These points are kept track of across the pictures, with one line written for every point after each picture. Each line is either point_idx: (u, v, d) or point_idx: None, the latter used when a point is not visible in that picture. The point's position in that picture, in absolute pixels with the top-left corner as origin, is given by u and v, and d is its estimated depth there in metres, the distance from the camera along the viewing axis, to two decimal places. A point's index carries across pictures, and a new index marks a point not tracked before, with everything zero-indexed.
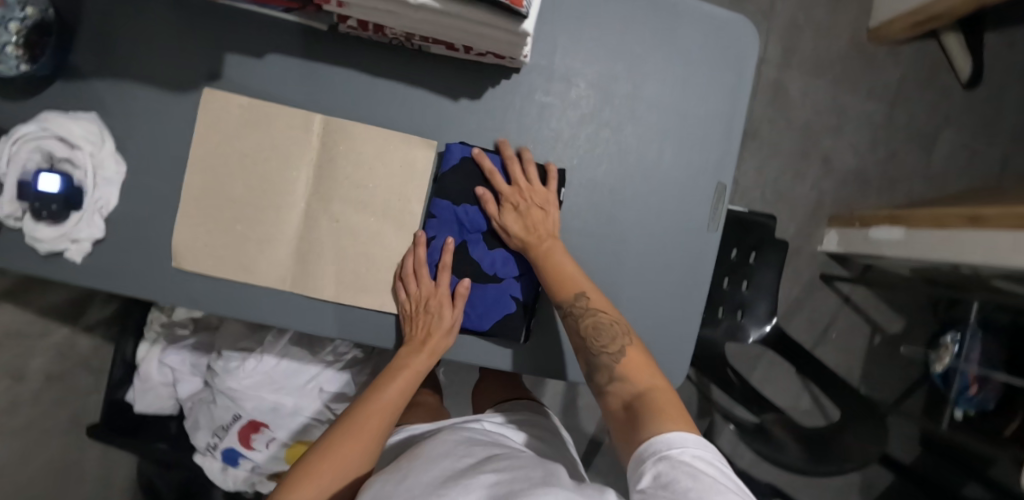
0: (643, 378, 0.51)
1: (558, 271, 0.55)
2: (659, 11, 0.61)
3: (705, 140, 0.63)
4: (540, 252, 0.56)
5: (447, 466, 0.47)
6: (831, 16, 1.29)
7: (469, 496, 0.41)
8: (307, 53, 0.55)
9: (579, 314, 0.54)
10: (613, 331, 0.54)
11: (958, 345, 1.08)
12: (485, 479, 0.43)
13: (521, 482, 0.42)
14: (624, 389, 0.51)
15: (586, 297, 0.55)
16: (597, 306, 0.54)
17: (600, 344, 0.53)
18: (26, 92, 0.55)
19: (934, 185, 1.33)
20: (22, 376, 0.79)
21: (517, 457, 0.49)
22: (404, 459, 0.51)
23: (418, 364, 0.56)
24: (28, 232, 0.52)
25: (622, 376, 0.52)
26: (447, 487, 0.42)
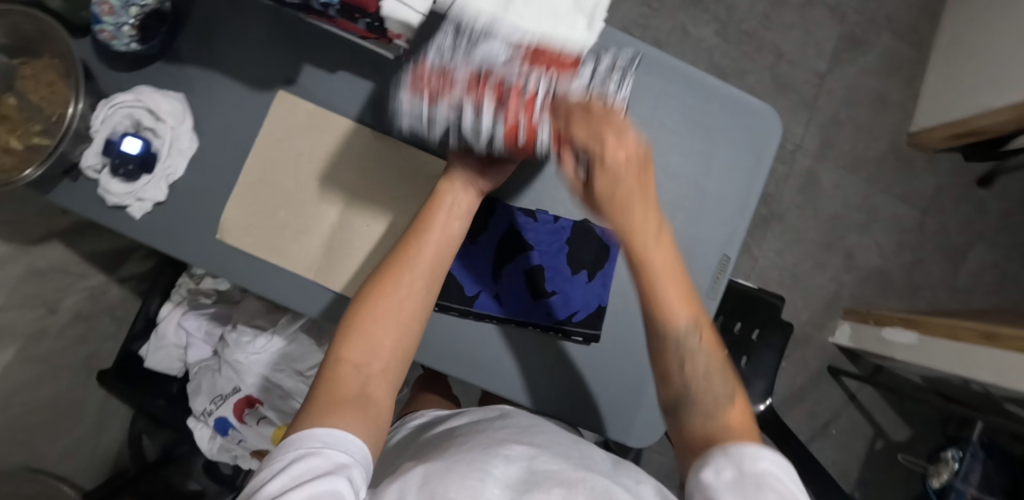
0: (739, 426, 0.44)
1: (671, 282, 0.47)
2: (692, 90, 0.66)
3: (718, 215, 0.67)
4: (648, 250, 0.46)
5: (488, 438, 0.50)
6: (873, 118, 1.32)
7: (511, 464, 0.45)
8: (372, 76, 0.62)
9: (681, 335, 0.47)
10: (730, 387, 0.46)
11: (957, 463, 1.06)
12: (523, 450, 0.47)
13: (558, 463, 0.46)
14: (710, 426, 0.45)
15: (695, 321, 0.47)
16: (702, 332, 0.47)
17: (708, 389, 0.46)
18: (128, 67, 0.63)
19: (959, 300, 1.31)
20: (55, 309, 0.87)
21: (551, 434, 0.53)
22: (445, 439, 0.54)
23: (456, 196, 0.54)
24: (103, 184, 0.60)
25: (716, 416, 0.45)
26: (489, 454, 0.45)
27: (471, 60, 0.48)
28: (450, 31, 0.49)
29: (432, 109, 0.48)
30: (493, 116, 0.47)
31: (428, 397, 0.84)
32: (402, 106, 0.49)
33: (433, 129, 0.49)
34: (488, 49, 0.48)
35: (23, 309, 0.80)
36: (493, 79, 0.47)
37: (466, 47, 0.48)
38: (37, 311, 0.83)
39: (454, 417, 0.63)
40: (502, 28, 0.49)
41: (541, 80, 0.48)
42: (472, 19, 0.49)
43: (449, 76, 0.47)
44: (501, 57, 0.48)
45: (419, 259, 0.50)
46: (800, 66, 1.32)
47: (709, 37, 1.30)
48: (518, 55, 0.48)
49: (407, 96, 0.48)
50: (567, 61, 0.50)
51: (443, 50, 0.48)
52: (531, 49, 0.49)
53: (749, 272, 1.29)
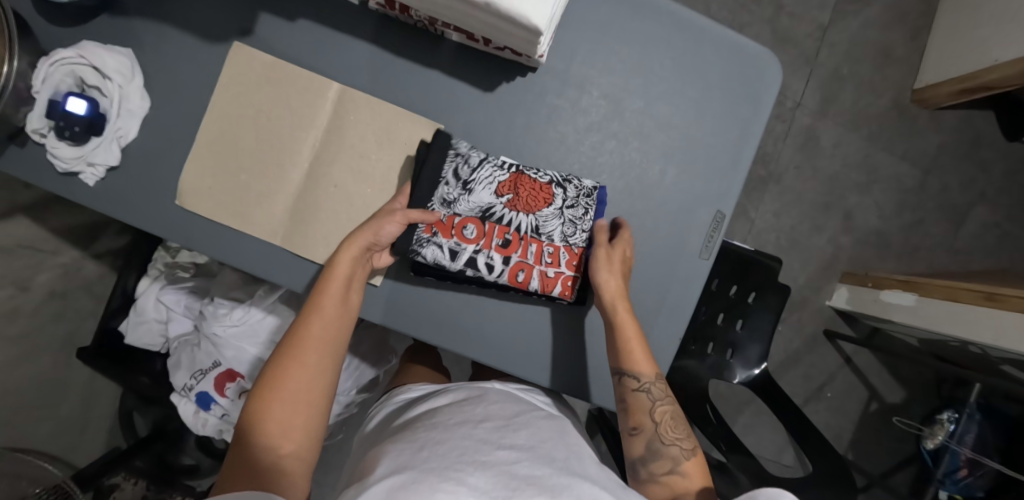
0: (695, 477, 0.54)
1: (641, 348, 0.58)
2: (685, 36, 0.62)
3: (711, 168, 0.63)
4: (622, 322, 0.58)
5: (465, 433, 0.48)
6: (876, 73, 1.27)
7: (489, 473, 0.43)
8: (335, 24, 0.58)
9: (647, 399, 0.57)
10: (681, 424, 0.57)
11: (953, 424, 1.06)
12: (502, 455, 0.46)
13: (542, 466, 0.46)
14: (678, 482, 0.54)
15: (654, 386, 0.58)
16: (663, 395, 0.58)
17: (671, 434, 0.56)
18: (72, 21, 0.58)
19: (958, 261, 1.29)
20: (27, 287, 0.84)
21: (536, 427, 0.52)
22: (421, 425, 0.52)
23: (354, 268, 0.55)
24: (50, 148, 0.55)
25: (682, 469, 0.54)
26: (465, 463, 0.43)
27: (472, 208, 0.57)
28: (450, 176, 0.57)
29: (453, 246, 0.56)
30: (502, 253, 0.57)
31: (415, 366, 0.82)
32: (422, 245, 0.56)
33: (459, 262, 0.57)
34: (483, 195, 0.56)
35: None
36: (495, 224, 0.57)
37: (466, 196, 0.56)
38: (7, 290, 0.80)
39: (436, 395, 0.62)
40: (487, 176, 0.57)
41: (527, 220, 0.57)
42: (467, 165, 0.57)
43: (459, 221, 0.57)
44: (492, 205, 0.56)
45: (319, 334, 0.52)
46: (801, 19, 1.25)
47: None
48: (505, 201, 0.57)
49: (425, 238, 0.56)
50: (541, 191, 0.58)
51: (447, 199, 0.56)
52: (512, 193, 0.57)
53: (745, 236, 1.26)
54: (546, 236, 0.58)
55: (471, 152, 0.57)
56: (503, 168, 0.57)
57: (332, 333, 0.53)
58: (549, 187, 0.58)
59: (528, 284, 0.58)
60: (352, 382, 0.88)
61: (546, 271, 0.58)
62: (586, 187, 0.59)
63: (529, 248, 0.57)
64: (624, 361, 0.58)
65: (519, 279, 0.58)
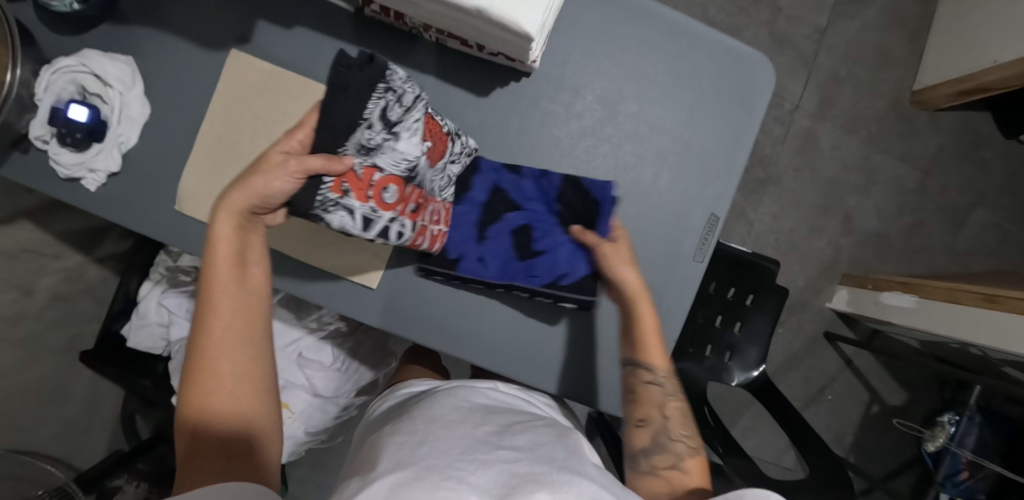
0: (697, 476, 0.56)
1: (654, 340, 0.60)
2: (678, 39, 0.62)
3: (705, 171, 0.64)
4: (642, 309, 0.60)
5: (465, 432, 0.48)
6: (874, 75, 1.27)
7: (489, 470, 0.43)
8: (331, 31, 0.58)
9: (656, 390, 0.60)
10: (689, 422, 0.60)
11: (953, 427, 1.04)
12: (501, 454, 0.46)
13: (543, 464, 0.45)
14: (680, 478, 0.55)
15: (665, 379, 0.60)
16: (672, 392, 0.60)
17: (677, 431, 0.58)
18: (74, 29, 0.59)
19: (959, 262, 1.28)
20: (31, 291, 0.85)
21: (535, 431, 0.52)
22: (421, 423, 0.52)
23: (244, 239, 0.53)
24: (52, 155, 0.56)
25: (686, 466, 0.56)
26: (465, 460, 0.44)
27: (397, 163, 0.48)
28: (377, 119, 0.46)
29: (367, 212, 0.49)
30: (413, 219, 0.52)
31: (413, 368, 0.82)
32: (328, 207, 0.48)
33: (372, 232, 0.50)
34: (410, 144, 0.48)
35: None
36: (415, 187, 0.51)
37: (391, 143, 0.47)
38: (11, 293, 0.81)
39: (432, 394, 0.61)
40: (416, 115, 0.48)
41: (431, 177, 0.53)
42: (399, 107, 0.47)
43: (380, 181, 0.48)
44: (417, 154, 0.49)
45: (225, 326, 0.51)
46: (798, 21, 1.25)
47: None
48: (427, 149, 0.50)
49: (333, 199, 0.47)
50: (442, 141, 0.54)
51: (368, 147, 0.47)
52: (432, 142, 0.51)
53: (744, 238, 1.26)
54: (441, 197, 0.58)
55: (407, 88, 0.48)
56: (424, 106, 0.50)
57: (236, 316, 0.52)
58: (448, 136, 0.55)
59: (420, 246, 0.56)
60: (352, 385, 0.88)
61: (433, 229, 0.56)
62: (471, 146, 0.59)
63: (427, 209, 0.55)
64: (638, 353, 0.60)
65: (420, 245, 0.56)
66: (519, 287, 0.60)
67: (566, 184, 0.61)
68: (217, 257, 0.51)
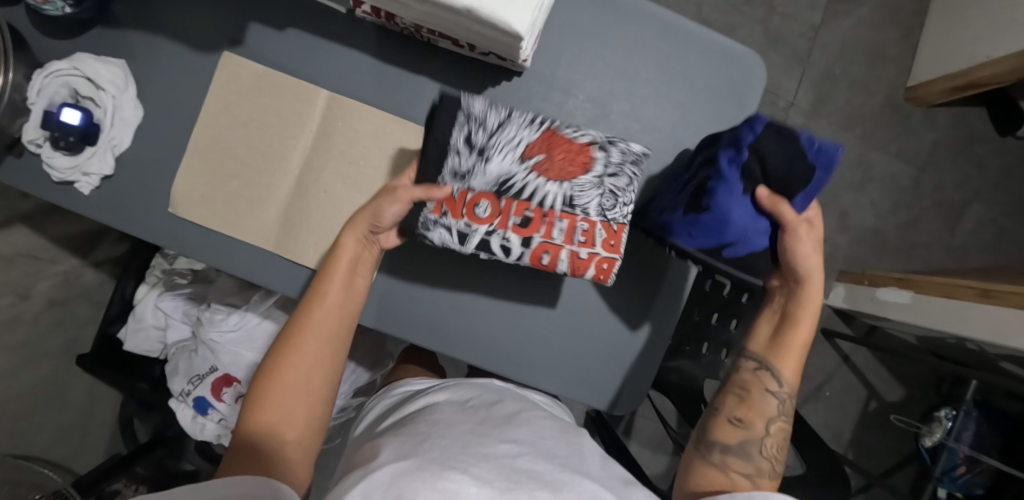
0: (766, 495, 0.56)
1: (797, 352, 0.59)
2: (669, 38, 0.62)
3: None
4: (806, 298, 0.58)
5: (469, 427, 0.47)
6: (869, 72, 1.27)
7: (490, 465, 0.42)
8: (324, 33, 0.59)
9: (769, 396, 0.59)
10: (783, 449, 0.58)
11: (950, 422, 1.06)
12: (504, 448, 0.45)
13: (545, 462, 0.45)
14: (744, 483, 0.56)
15: (784, 394, 0.59)
16: (784, 411, 0.59)
17: (770, 451, 0.57)
18: (67, 33, 0.59)
19: (955, 258, 1.29)
20: (27, 295, 0.86)
21: (537, 424, 0.50)
22: (421, 421, 0.51)
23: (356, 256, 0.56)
24: (45, 158, 0.56)
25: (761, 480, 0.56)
26: (467, 455, 0.43)
27: (489, 181, 0.51)
28: (462, 145, 0.51)
29: (463, 227, 0.52)
30: (519, 234, 0.51)
31: (408, 367, 0.83)
32: (430, 226, 0.53)
33: (470, 246, 0.52)
34: (501, 164, 0.51)
35: None
36: (512, 200, 0.51)
37: (482, 166, 0.51)
38: (8, 298, 0.81)
39: (429, 392, 0.61)
40: (511, 135, 0.51)
41: (558, 190, 0.51)
42: (483, 132, 0.51)
43: (471, 198, 0.51)
44: (515, 171, 0.51)
45: (319, 321, 0.54)
46: (792, 19, 1.25)
47: None
48: (532, 165, 0.51)
49: (433, 219, 0.52)
50: (578, 154, 0.52)
51: (461, 172, 0.51)
52: (542, 153, 0.51)
53: None
54: (580, 210, 0.51)
55: (485, 116, 0.51)
56: (533, 126, 0.52)
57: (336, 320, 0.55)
58: (587, 149, 0.52)
59: (555, 267, 0.52)
60: (348, 386, 0.89)
61: (577, 252, 0.51)
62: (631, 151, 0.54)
63: (556, 224, 0.51)
64: (778, 359, 0.59)
65: (543, 261, 0.52)
66: (675, 241, 0.54)
67: (773, 133, 0.49)
68: (340, 260, 0.55)
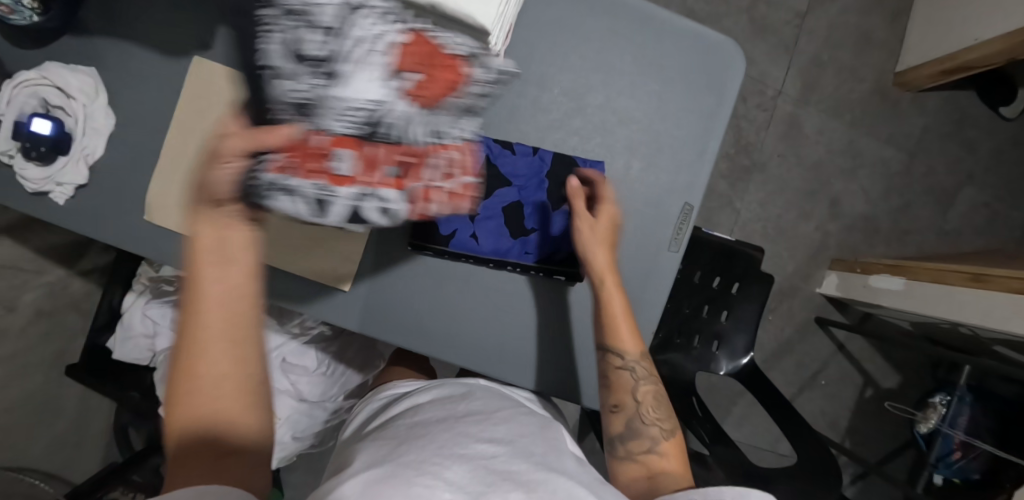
0: (672, 459, 0.56)
1: (623, 322, 0.58)
2: (643, 27, 0.62)
3: (676, 161, 0.64)
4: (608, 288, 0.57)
5: (446, 428, 0.47)
6: (856, 57, 1.26)
7: (466, 465, 0.41)
8: None
9: (624, 374, 0.58)
10: (664, 406, 0.58)
11: (944, 408, 1.06)
12: (480, 448, 0.44)
13: (519, 460, 0.44)
14: (655, 461, 0.55)
15: (639, 364, 0.58)
16: (647, 374, 0.59)
17: (652, 415, 0.57)
18: (36, 43, 0.59)
19: (949, 243, 1.28)
20: (14, 307, 0.86)
21: (515, 422, 0.50)
22: (402, 423, 0.50)
23: (218, 219, 0.40)
24: (18, 170, 0.56)
25: (661, 449, 0.56)
26: (444, 455, 0.41)
27: (353, 119, 0.40)
28: (295, 64, 0.40)
29: (322, 189, 0.42)
30: (396, 189, 0.43)
31: (396, 367, 0.83)
32: (269, 193, 0.41)
33: (331, 216, 0.43)
34: (373, 88, 0.40)
35: None
36: (375, 145, 0.42)
37: (325, 90, 0.40)
38: None
39: (416, 393, 0.60)
40: (362, 38, 0.39)
41: (422, 122, 0.43)
42: (319, 34, 0.39)
43: (326, 146, 0.41)
44: (384, 101, 0.40)
45: (215, 302, 0.39)
46: (778, 6, 1.24)
47: None
48: (404, 86, 0.41)
49: (274, 181, 0.40)
50: (444, 73, 0.43)
51: (308, 105, 0.40)
52: (410, 72, 0.41)
53: (731, 227, 1.25)
54: (447, 140, 0.46)
55: (309, 7, 0.39)
56: (392, 22, 0.39)
57: (233, 300, 0.40)
58: (456, 63, 0.43)
59: (431, 212, 0.46)
60: (338, 388, 0.89)
61: (443, 186, 0.46)
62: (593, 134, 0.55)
63: (431, 166, 0.45)
64: (609, 338, 0.58)
65: (424, 212, 0.46)
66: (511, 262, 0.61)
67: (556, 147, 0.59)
68: (203, 244, 0.39)
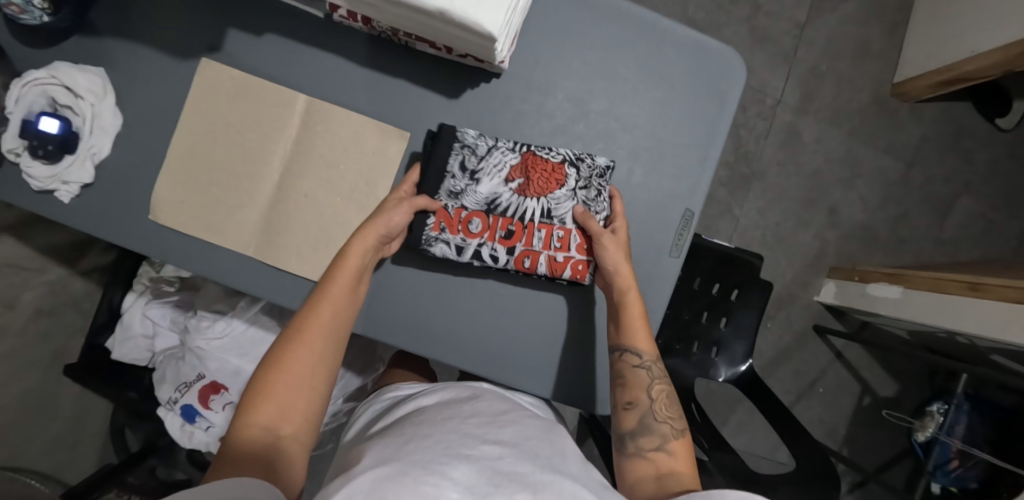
0: (682, 460, 0.54)
1: (639, 324, 0.59)
2: (646, 36, 0.63)
3: (677, 167, 0.65)
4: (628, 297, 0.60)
5: (453, 429, 0.47)
6: (855, 68, 1.28)
7: (472, 467, 0.41)
8: (302, 38, 0.59)
9: (639, 372, 0.58)
10: (676, 405, 0.58)
11: (942, 416, 1.07)
12: (487, 449, 0.44)
13: (526, 463, 0.44)
14: (663, 460, 0.54)
15: (653, 364, 0.59)
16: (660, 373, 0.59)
17: (665, 413, 0.56)
18: (45, 42, 0.60)
19: (946, 252, 1.29)
20: (14, 304, 0.86)
21: (522, 424, 0.50)
22: (407, 424, 0.50)
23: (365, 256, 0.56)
24: (24, 168, 0.56)
25: (670, 448, 0.55)
26: (450, 456, 0.42)
27: (479, 201, 0.58)
28: (458, 172, 0.58)
29: (460, 242, 0.58)
30: (506, 244, 0.58)
31: (395, 370, 0.83)
32: (431, 242, 0.58)
33: (467, 258, 0.59)
34: (490, 185, 0.58)
35: None
36: (500, 216, 0.58)
37: (472, 187, 0.58)
38: None
39: (421, 396, 0.60)
40: (496, 161, 0.59)
41: (536, 205, 0.59)
42: (473, 157, 0.58)
43: (465, 216, 0.58)
44: (499, 193, 0.58)
45: (326, 321, 0.53)
46: (778, 16, 1.26)
47: None
48: (515, 187, 0.58)
49: (434, 235, 0.58)
50: (553, 174, 0.59)
51: (456, 192, 0.58)
52: (522, 177, 0.59)
53: (730, 234, 1.26)
54: (558, 219, 0.59)
55: (477, 142, 0.59)
56: (513, 152, 0.59)
57: (333, 323, 0.53)
58: (562, 167, 0.59)
59: (534, 269, 0.59)
60: (337, 392, 0.89)
61: (555, 255, 0.59)
62: (599, 165, 0.61)
63: (537, 234, 0.59)
64: (627, 338, 0.59)
65: (526, 265, 0.59)
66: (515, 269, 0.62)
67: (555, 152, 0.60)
68: (344, 268, 0.54)
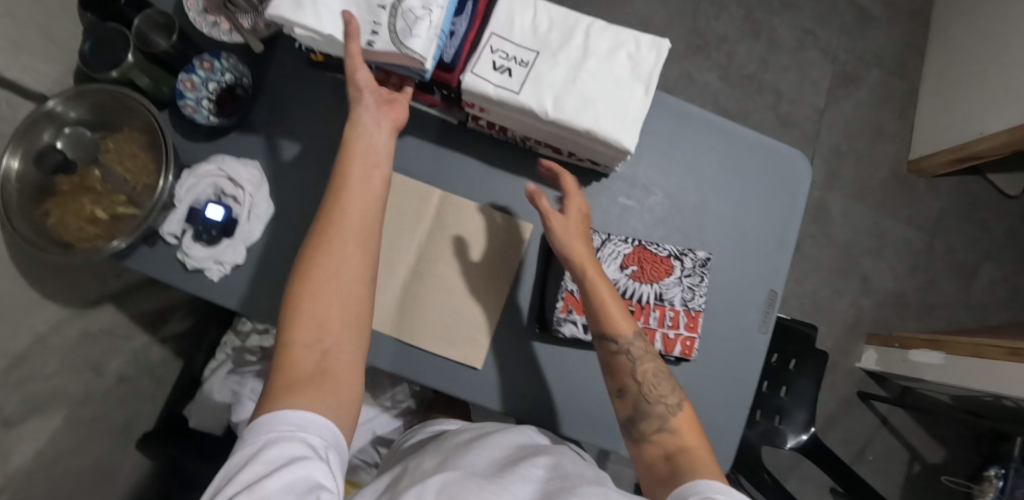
0: (690, 435, 0.52)
1: (615, 307, 0.57)
2: (727, 140, 0.72)
3: (761, 253, 0.72)
4: (592, 278, 0.58)
5: (503, 451, 0.48)
6: (873, 149, 1.40)
7: (524, 487, 0.42)
8: (437, 140, 0.67)
9: (626, 354, 0.56)
10: (667, 381, 0.56)
11: (1001, 481, 1.08)
12: (537, 472, 0.44)
13: (573, 479, 0.43)
14: (670, 440, 0.52)
15: (637, 341, 0.57)
16: (646, 349, 0.57)
17: (656, 392, 0.55)
18: (206, 138, 0.67)
19: (976, 316, 1.35)
20: (101, 372, 0.88)
21: (567, 454, 0.49)
22: (458, 439, 0.53)
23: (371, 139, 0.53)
24: (184, 249, 0.63)
25: (671, 426, 0.52)
26: (505, 473, 0.43)
27: None
28: None
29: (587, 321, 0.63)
30: None
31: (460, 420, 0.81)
32: (560, 322, 0.63)
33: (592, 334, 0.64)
34: (609, 271, 0.66)
35: (73, 374, 0.81)
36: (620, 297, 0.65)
37: None
38: (84, 376, 0.84)
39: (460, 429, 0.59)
40: (612, 252, 0.66)
41: (650, 289, 0.66)
42: (591, 248, 0.66)
43: None
44: (619, 278, 0.66)
45: (347, 217, 0.50)
46: (800, 104, 1.40)
47: (714, 83, 1.38)
48: (630, 273, 0.66)
49: (562, 316, 0.63)
50: (661, 264, 0.67)
51: None
52: (636, 265, 0.67)
53: None
54: (668, 301, 0.66)
55: (592, 236, 0.67)
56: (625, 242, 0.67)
57: (361, 214, 0.50)
58: (669, 259, 0.67)
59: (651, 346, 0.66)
60: None
61: (667, 333, 0.66)
62: (701, 257, 0.68)
63: (652, 314, 0.66)
64: (601, 321, 0.57)
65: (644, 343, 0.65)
66: None
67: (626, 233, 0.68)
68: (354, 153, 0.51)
